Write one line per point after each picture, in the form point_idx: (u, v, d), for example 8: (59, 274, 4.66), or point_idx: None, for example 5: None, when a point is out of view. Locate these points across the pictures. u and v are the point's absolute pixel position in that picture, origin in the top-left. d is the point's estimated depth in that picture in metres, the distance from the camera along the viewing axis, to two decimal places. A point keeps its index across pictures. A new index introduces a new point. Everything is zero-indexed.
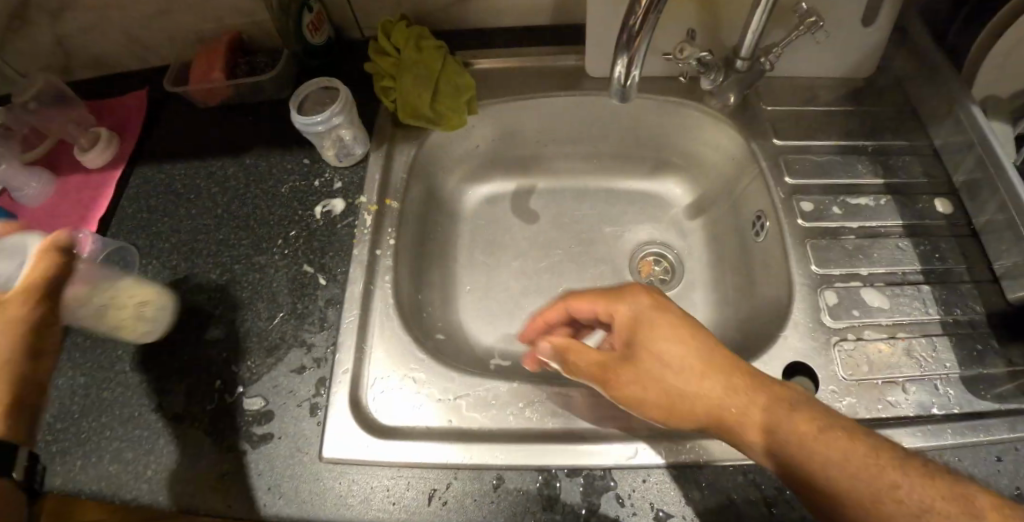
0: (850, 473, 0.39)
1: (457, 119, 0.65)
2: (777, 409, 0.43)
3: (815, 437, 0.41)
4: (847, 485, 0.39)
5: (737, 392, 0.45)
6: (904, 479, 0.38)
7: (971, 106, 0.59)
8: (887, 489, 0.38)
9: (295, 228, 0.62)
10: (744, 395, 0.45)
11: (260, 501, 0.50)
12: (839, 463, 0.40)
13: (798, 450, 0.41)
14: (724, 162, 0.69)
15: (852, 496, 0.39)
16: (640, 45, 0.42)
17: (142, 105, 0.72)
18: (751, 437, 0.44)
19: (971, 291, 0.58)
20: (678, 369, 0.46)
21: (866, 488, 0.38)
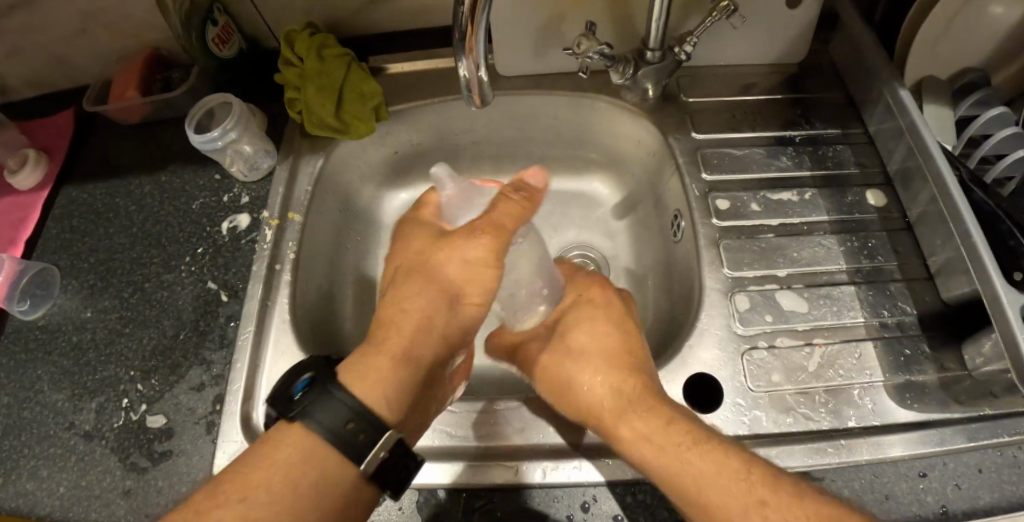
0: (710, 473, 0.38)
1: (365, 127, 0.64)
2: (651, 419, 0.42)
3: (678, 452, 0.40)
4: (697, 486, 0.38)
5: (618, 384, 0.47)
6: (769, 495, 0.36)
7: (900, 89, 0.54)
8: (752, 504, 0.36)
9: (203, 244, 0.62)
10: (625, 395, 0.45)
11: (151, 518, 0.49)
12: (714, 482, 0.37)
13: (657, 457, 0.41)
14: (646, 158, 0.66)
15: (703, 496, 0.38)
16: (477, 44, 0.38)
17: (69, 126, 0.72)
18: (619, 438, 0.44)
19: (900, 290, 0.54)
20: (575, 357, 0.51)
21: (721, 493, 0.37)
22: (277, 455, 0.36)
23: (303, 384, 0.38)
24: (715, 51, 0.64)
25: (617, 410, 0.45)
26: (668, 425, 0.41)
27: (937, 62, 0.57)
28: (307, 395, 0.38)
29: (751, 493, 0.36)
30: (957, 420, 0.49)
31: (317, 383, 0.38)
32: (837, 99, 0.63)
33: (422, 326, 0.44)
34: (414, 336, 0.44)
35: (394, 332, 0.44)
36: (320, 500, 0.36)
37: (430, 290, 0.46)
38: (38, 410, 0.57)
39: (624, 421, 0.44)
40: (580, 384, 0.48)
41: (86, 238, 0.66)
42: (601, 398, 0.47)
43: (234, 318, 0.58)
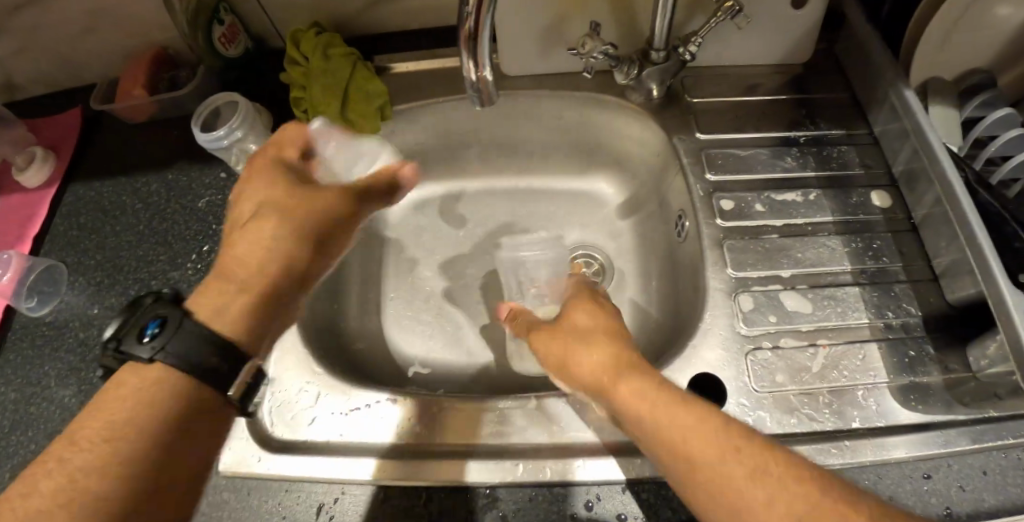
0: (733, 484, 0.34)
1: (370, 126, 0.64)
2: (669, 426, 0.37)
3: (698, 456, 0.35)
4: (725, 499, 0.34)
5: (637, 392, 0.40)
6: (790, 491, 0.32)
7: (905, 90, 0.54)
8: (772, 503, 0.32)
9: (209, 242, 0.63)
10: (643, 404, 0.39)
11: None
12: (732, 486, 0.34)
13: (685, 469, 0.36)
14: (650, 158, 0.66)
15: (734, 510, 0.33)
16: (481, 44, 0.38)
17: (76, 124, 0.73)
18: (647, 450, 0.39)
19: (904, 292, 0.54)
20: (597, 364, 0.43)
21: (750, 506, 0.33)
22: (110, 400, 0.36)
23: (151, 324, 0.37)
24: (720, 51, 0.64)
25: (632, 394, 0.40)
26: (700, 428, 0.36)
27: (943, 63, 0.57)
28: (159, 348, 0.36)
29: (768, 488, 0.33)
30: (961, 422, 0.49)
31: (167, 325, 0.37)
32: (842, 99, 0.63)
33: (277, 259, 0.44)
34: (268, 276, 0.43)
35: (235, 271, 0.42)
36: (155, 426, 0.35)
37: (283, 229, 0.44)
38: (46, 406, 0.58)
39: (638, 404, 0.39)
40: (596, 363, 0.43)
41: (93, 235, 0.67)
42: (613, 387, 0.41)
43: None
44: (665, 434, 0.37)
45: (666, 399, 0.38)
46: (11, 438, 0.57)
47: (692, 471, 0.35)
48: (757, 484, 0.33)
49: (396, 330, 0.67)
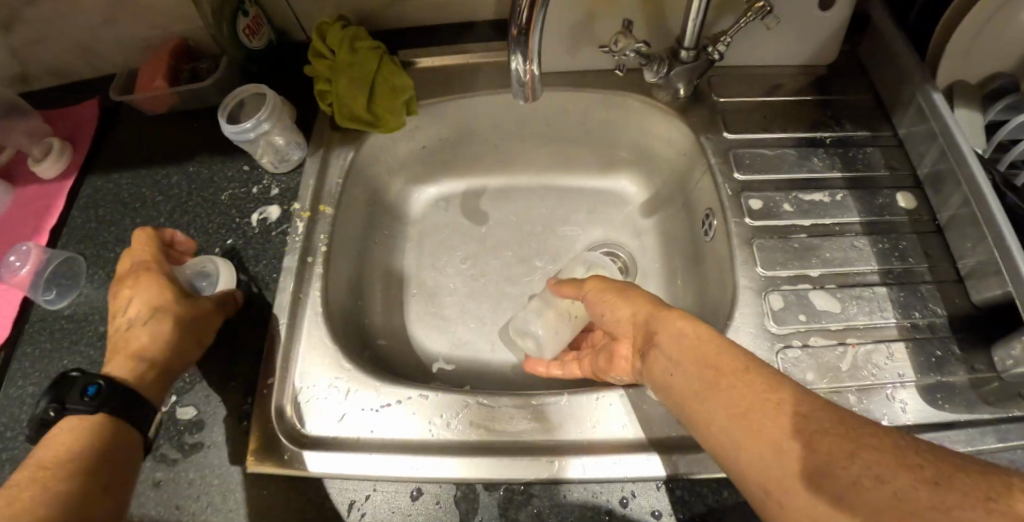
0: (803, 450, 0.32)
1: (396, 120, 0.64)
2: (734, 400, 0.36)
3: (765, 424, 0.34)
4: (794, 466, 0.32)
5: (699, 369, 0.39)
6: (867, 455, 0.30)
7: (933, 92, 0.55)
8: (844, 464, 0.30)
9: (232, 235, 0.61)
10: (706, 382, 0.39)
11: (187, 511, 0.48)
12: (800, 452, 0.32)
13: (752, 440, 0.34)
14: (675, 157, 0.66)
15: (805, 477, 0.31)
16: (532, 38, 0.38)
17: (94, 115, 0.72)
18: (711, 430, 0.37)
19: (931, 292, 0.55)
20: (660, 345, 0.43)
21: (820, 469, 0.31)
22: (62, 435, 0.42)
23: (94, 386, 0.44)
24: (746, 52, 0.64)
25: (680, 337, 0.42)
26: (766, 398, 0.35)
27: (969, 66, 0.58)
28: (98, 401, 0.43)
29: (841, 450, 0.31)
30: (986, 420, 0.49)
31: (106, 389, 0.44)
32: (866, 101, 0.64)
33: (138, 339, 0.49)
34: (138, 351, 0.48)
35: (124, 345, 0.49)
36: (87, 461, 0.41)
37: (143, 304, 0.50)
38: None
39: (679, 347, 0.41)
40: (651, 315, 0.46)
41: (113, 228, 0.66)
42: (661, 332, 0.43)
43: (265, 310, 0.57)
44: (703, 375, 0.39)
45: (709, 343, 0.40)
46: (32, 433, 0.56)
47: (718, 402, 0.37)
48: (782, 414, 0.34)
49: (419, 326, 0.67)
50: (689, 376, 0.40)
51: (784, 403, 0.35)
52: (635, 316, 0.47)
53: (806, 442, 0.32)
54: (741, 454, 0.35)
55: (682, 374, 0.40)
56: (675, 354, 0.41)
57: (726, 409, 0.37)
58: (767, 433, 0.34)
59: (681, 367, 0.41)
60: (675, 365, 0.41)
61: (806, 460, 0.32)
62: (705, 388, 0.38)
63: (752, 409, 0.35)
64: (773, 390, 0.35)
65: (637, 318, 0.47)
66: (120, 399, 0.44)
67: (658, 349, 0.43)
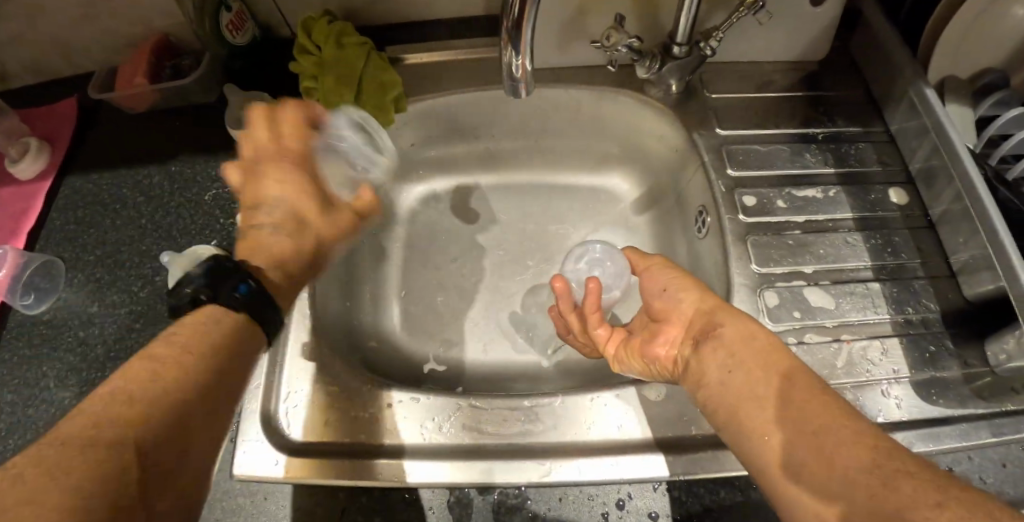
0: (874, 485, 0.32)
1: (385, 118, 0.63)
2: (800, 421, 0.37)
3: (836, 448, 0.35)
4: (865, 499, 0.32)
5: (767, 382, 0.41)
6: (945, 497, 0.30)
7: (925, 88, 0.55)
8: (924, 505, 0.30)
9: (217, 237, 0.60)
10: (773, 397, 0.40)
11: None
12: (872, 486, 0.32)
13: (816, 464, 0.35)
14: (668, 153, 0.66)
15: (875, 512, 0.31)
16: (523, 33, 0.37)
17: (72, 113, 0.70)
18: (771, 446, 0.38)
19: (924, 287, 0.54)
20: (721, 355, 0.44)
21: (893, 505, 0.31)
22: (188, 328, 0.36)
23: (245, 286, 0.39)
24: (738, 47, 0.64)
25: (752, 341, 0.44)
26: (835, 424, 0.36)
27: (959, 61, 0.58)
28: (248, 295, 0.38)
29: (924, 492, 0.30)
30: (980, 415, 0.49)
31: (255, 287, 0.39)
32: (858, 97, 0.64)
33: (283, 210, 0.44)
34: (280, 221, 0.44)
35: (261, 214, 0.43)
36: (195, 382, 0.33)
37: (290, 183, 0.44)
38: (46, 408, 0.55)
39: (749, 354, 0.43)
40: (718, 310, 0.48)
41: (92, 229, 0.64)
42: (731, 331, 0.46)
43: None
44: (775, 384, 0.40)
45: (782, 356, 0.42)
46: (10, 441, 0.54)
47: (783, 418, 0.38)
48: (859, 442, 0.34)
49: (410, 326, 0.65)
50: (755, 386, 0.41)
51: (860, 435, 0.35)
52: (698, 312, 0.49)
53: (878, 474, 0.32)
54: (803, 467, 0.36)
55: (744, 375, 0.42)
56: (746, 355, 0.43)
57: (795, 423, 0.38)
58: (837, 457, 0.34)
59: (748, 371, 0.42)
60: (743, 369, 0.43)
61: (877, 491, 0.32)
62: (775, 397, 0.40)
63: (828, 431, 0.36)
64: (853, 422, 0.36)
65: (699, 311, 0.49)
66: (264, 307, 0.39)
67: (724, 346, 0.45)
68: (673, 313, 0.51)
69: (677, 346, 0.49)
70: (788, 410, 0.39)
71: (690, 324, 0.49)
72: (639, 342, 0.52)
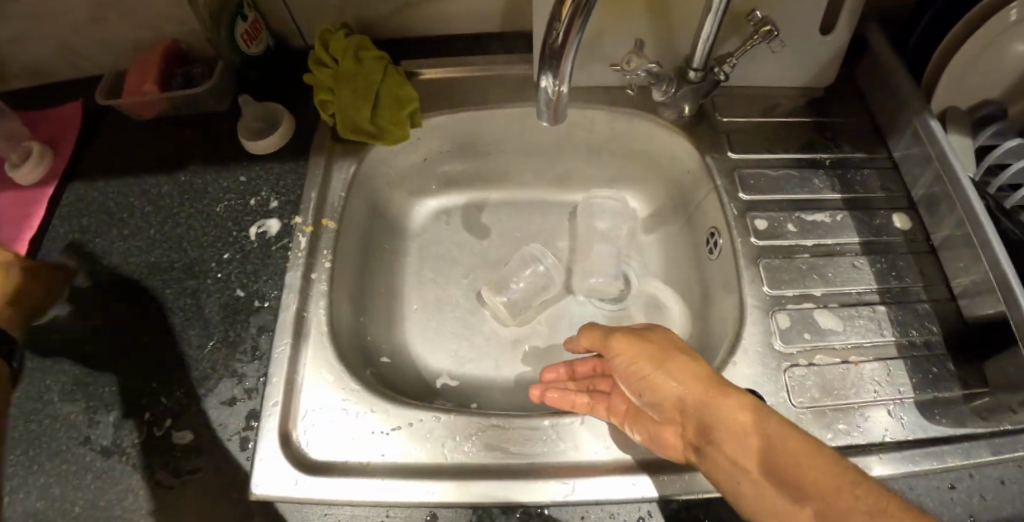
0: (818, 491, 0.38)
1: (400, 133, 0.61)
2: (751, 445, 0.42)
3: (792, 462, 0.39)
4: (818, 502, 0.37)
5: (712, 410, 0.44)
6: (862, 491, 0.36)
7: (930, 119, 0.57)
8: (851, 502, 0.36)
9: (229, 250, 0.59)
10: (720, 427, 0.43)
11: None
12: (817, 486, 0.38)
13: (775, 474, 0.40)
14: (678, 173, 0.67)
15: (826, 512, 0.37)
16: (563, 60, 0.38)
17: (76, 118, 0.69)
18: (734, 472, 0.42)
19: (927, 311, 0.57)
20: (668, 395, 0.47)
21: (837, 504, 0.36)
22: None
23: None
24: (750, 72, 0.66)
25: (694, 388, 0.46)
26: (775, 436, 0.41)
27: (960, 92, 0.60)
28: None
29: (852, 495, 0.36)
30: (980, 435, 0.51)
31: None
32: (862, 124, 0.66)
33: None
34: None
35: None
36: None
37: None
38: (45, 423, 0.53)
39: (706, 402, 0.45)
40: (646, 354, 0.49)
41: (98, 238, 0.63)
42: (681, 384, 0.46)
43: (267, 328, 0.55)
44: (738, 427, 0.42)
45: (724, 396, 0.44)
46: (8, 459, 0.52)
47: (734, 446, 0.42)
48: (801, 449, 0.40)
49: (420, 341, 0.65)
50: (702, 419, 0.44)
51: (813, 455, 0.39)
52: (643, 362, 0.49)
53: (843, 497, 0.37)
54: (792, 492, 0.39)
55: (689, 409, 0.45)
56: (703, 410, 0.45)
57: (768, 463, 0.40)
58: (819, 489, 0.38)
59: (698, 410, 0.45)
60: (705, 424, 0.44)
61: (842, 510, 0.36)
62: (744, 434, 0.42)
63: (794, 465, 0.39)
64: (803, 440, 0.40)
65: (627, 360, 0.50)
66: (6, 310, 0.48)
67: (681, 404, 0.46)
68: (631, 368, 0.50)
69: (640, 401, 0.49)
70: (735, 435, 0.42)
71: (648, 383, 0.48)
72: (600, 401, 0.51)
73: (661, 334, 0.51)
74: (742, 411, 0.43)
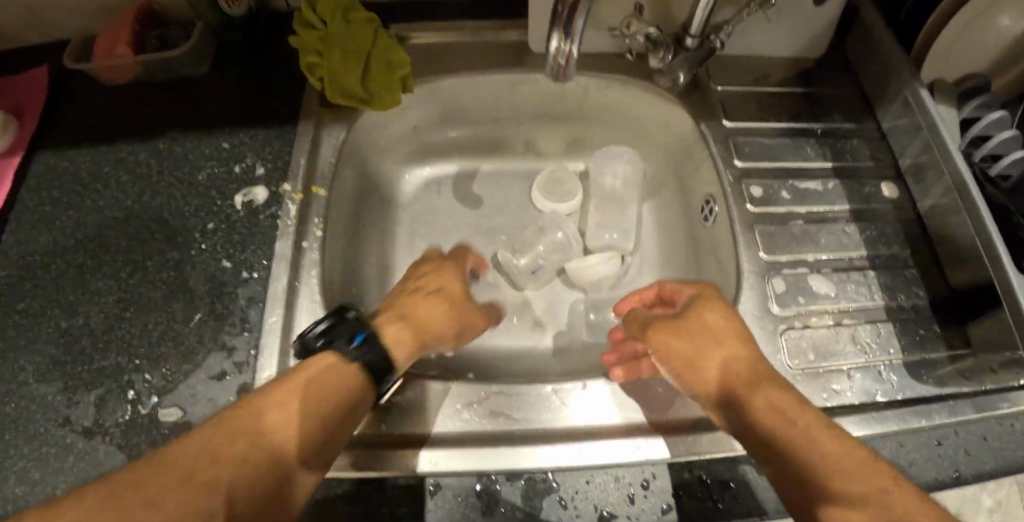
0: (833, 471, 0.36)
1: (389, 100, 0.59)
2: (778, 419, 0.40)
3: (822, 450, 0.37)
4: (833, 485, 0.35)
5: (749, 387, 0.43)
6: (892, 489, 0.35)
7: (919, 88, 0.58)
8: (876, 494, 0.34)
9: (212, 219, 0.56)
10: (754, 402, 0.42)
11: None
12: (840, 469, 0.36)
13: (792, 453, 0.38)
14: (673, 142, 0.67)
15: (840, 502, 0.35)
16: (576, 17, 0.38)
17: (43, 84, 0.65)
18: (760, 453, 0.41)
19: (914, 276, 0.58)
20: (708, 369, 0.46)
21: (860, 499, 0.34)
22: (274, 404, 0.39)
23: (362, 335, 0.46)
24: (744, 42, 0.65)
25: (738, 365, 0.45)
26: (806, 418, 0.39)
27: (948, 64, 0.61)
28: (364, 350, 0.45)
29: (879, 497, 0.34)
30: (964, 394, 0.53)
31: (369, 341, 0.46)
32: (851, 95, 0.67)
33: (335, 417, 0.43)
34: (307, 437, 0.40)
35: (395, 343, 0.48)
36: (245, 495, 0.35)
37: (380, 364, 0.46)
38: (23, 404, 0.51)
39: (747, 383, 0.43)
40: (690, 324, 0.49)
41: (70, 210, 0.60)
42: (724, 359, 0.46)
43: (256, 299, 0.53)
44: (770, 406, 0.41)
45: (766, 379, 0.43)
46: None
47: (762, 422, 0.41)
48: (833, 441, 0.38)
49: None
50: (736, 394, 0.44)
51: (844, 445, 0.37)
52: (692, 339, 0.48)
53: (867, 489, 0.35)
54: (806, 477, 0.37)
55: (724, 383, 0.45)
56: (739, 386, 0.44)
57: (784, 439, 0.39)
58: (835, 478, 0.36)
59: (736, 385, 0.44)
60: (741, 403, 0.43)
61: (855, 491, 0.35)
62: (774, 414, 0.40)
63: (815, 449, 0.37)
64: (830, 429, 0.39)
65: (665, 333, 0.49)
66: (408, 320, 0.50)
67: (719, 379, 0.45)
68: (671, 345, 0.49)
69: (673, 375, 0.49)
70: (766, 409, 0.41)
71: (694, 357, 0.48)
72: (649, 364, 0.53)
73: (715, 304, 0.50)
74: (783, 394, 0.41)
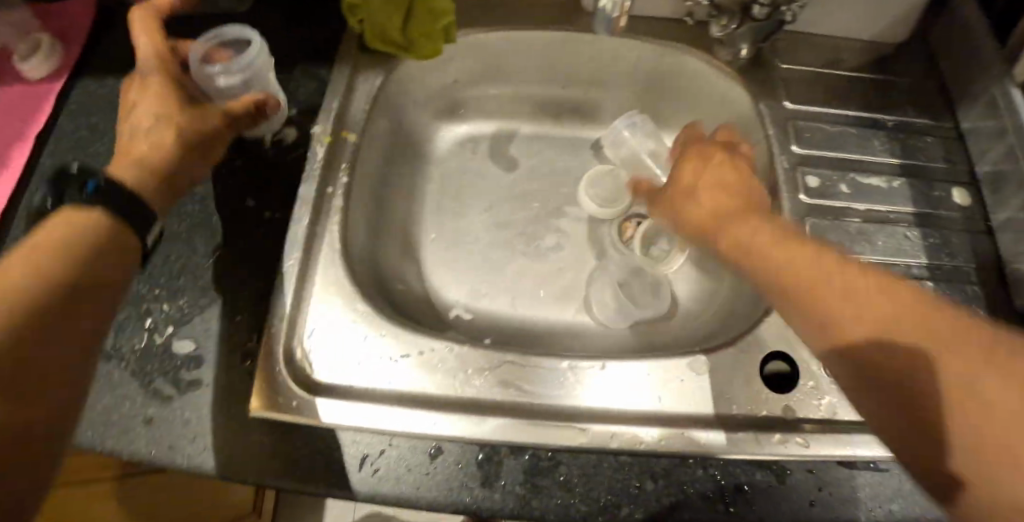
0: (864, 317, 0.32)
1: (432, 49, 0.57)
2: (785, 260, 0.37)
3: (843, 286, 0.33)
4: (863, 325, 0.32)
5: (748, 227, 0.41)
6: (941, 322, 0.29)
7: (1012, 87, 0.52)
8: (912, 338, 0.30)
9: (241, 156, 0.54)
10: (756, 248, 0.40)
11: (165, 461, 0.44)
12: (875, 311, 0.32)
13: (810, 303, 0.35)
14: (729, 122, 0.62)
15: (865, 355, 0.31)
16: None
17: (93, 13, 0.66)
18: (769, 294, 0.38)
19: (976, 293, 0.52)
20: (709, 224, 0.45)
21: (901, 332, 0.30)
22: None
23: (92, 184, 0.36)
24: (818, 18, 0.60)
25: (772, 261, 0.38)
26: (809, 256, 0.36)
27: None
28: (94, 194, 0.36)
29: (907, 325, 0.30)
30: None
31: (103, 184, 0.36)
32: (931, 88, 0.61)
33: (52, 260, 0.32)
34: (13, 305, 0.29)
35: (149, 158, 0.42)
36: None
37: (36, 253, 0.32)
38: None
39: (791, 267, 0.36)
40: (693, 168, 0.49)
41: (107, 138, 0.60)
42: (712, 199, 0.46)
43: (277, 241, 0.51)
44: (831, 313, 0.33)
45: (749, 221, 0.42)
46: None
47: (771, 266, 0.38)
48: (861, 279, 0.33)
49: (437, 273, 0.61)
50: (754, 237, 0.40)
51: (914, 309, 0.31)
52: (746, 253, 0.40)
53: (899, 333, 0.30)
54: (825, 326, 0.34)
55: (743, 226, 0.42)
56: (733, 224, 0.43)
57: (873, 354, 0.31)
58: (853, 325, 0.32)
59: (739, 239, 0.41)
60: (799, 312, 0.35)
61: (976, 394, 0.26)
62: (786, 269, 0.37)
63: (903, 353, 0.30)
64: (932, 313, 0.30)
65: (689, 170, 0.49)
66: (125, 199, 0.37)
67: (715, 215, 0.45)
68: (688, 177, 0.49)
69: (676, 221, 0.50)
70: (775, 254, 0.38)
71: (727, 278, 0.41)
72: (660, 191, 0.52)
73: (731, 200, 0.45)
74: (862, 276, 0.33)
